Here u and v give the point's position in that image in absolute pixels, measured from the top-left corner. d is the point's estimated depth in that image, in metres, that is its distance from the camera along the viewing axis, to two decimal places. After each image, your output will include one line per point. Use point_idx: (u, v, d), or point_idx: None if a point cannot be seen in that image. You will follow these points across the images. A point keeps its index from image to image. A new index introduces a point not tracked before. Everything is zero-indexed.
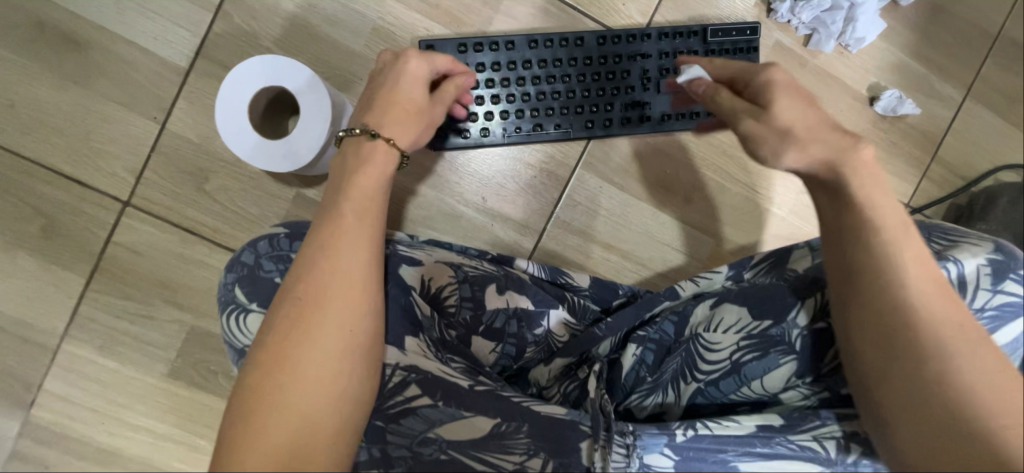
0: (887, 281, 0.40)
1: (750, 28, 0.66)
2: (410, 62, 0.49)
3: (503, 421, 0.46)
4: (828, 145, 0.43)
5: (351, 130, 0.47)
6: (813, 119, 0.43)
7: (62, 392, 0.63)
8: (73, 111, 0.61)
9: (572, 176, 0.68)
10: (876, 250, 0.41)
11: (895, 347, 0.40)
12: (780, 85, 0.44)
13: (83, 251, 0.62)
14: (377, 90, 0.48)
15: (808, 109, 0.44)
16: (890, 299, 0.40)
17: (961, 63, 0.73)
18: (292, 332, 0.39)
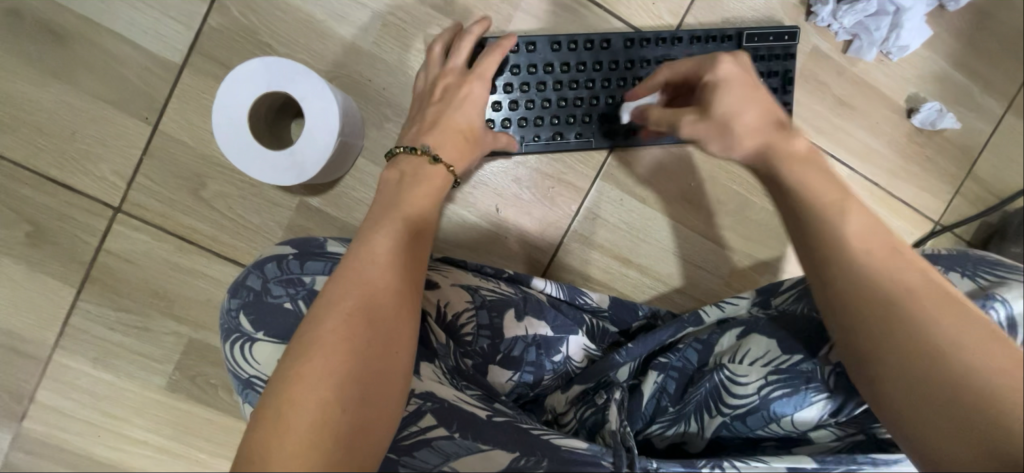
0: (863, 274, 0.36)
1: (788, 33, 0.62)
2: (471, 85, 0.54)
3: (522, 456, 0.43)
4: (764, 138, 0.44)
5: (412, 149, 0.50)
6: (759, 111, 0.45)
7: (55, 405, 0.60)
8: (58, 110, 0.56)
9: (592, 188, 0.65)
10: (840, 245, 0.37)
11: (901, 351, 0.34)
12: (728, 79, 0.45)
13: (73, 259, 0.58)
14: (440, 114, 0.53)
15: (756, 102, 0.45)
16: (877, 295, 0.35)
17: (1006, 74, 0.68)
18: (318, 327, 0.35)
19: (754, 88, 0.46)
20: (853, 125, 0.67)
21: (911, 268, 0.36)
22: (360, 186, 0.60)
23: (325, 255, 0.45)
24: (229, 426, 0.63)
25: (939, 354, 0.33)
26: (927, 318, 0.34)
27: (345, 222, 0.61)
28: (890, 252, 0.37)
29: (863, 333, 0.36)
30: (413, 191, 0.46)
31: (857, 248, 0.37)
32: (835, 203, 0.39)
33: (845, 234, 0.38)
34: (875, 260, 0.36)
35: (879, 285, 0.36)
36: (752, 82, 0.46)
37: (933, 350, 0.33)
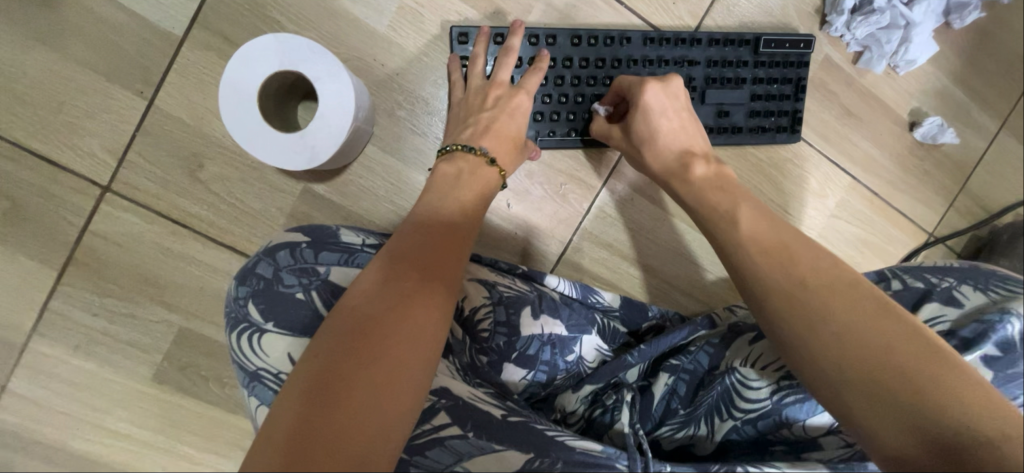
0: (774, 280, 0.42)
1: (805, 41, 0.63)
2: (519, 97, 0.54)
3: (537, 458, 0.41)
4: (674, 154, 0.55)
5: (470, 149, 0.51)
6: (676, 136, 0.55)
7: (29, 395, 0.56)
8: (43, 78, 0.52)
9: (604, 187, 0.64)
10: (742, 255, 0.45)
11: (830, 346, 0.38)
12: (655, 108, 0.54)
13: (55, 239, 0.54)
14: (493, 118, 0.53)
15: (675, 127, 0.55)
16: (793, 297, 0.40)
17: (1003, 94, 0.71)
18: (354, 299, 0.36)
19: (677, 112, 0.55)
20: (859, 136, 0.69)
21: (813, 267, 0.42)
22: (367, 174, 0.58)
23: (339, 245, 0.44)
24: (220, 420, 0.61)
25: (866, 344, 0.37)
26: (851, 314, 0.38)
27: (350, 211, 0.58)
28: (782, 252, 0.43)
29: (794, 334, 0.40)
30: (462, 187, 0.48)
31: (758, 258, 0.44)
32: (728, 215, 0.48)
33: (743, 242, 0.45)
34: (783, 266, 0.42)
35: (791, 286, 0.41)
36: (676, 106, 0.55)
37: (861, 342, 0.37)
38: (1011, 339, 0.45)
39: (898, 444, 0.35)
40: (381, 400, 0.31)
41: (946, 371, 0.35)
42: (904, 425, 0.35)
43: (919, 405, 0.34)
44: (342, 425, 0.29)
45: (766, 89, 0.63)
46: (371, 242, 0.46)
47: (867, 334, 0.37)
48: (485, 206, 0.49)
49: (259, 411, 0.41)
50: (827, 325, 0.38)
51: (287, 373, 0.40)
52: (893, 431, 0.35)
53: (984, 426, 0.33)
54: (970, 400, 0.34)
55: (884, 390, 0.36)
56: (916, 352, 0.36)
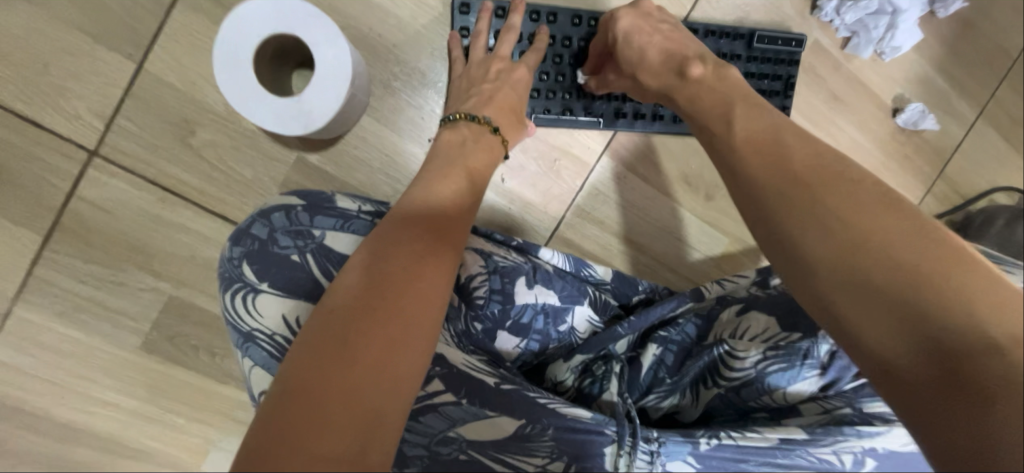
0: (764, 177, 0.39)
1: (796, 40, 0.64)
2: (520, 71, 0.55)
3: (529, 423, 0.43)
4: (662, 81, 0.51)
5: (473, 118, 0.51)
6: (658, 46, 0.52)
7: (15, 363, 0.55)
8: (26, 37, 0.51)
9: (597, 164, 0.65)
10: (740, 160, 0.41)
11: (833, 239, 0.34)
12: (627, 31, 0.53)
13: (41, 203, 0.53)
14: (495, 91, 0.53)
15: (656, 39, 0.53)
16: (791, 187, 0.37)
17: (981, 82, 0.73)
18: (366, 252, 0.38)
19: (653, 32, 0.53)
20: (844, 121, 0.70)
21: (808, 164, 0.38)
22: (361, 144, 0.58)
23: (335, 210, 0.44)
24: (211, 390, 0.61)
25: (872, 248, 0.33)
26: (864, 216, 0.34)
27: (344, 182, 0.58)
28: (775, 155, 0.39)
29: (792, 230, 0.36)
30: (472, 153, 0.49)
31: (771, 150, 0.40)
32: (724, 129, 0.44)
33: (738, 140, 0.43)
34: (773, 170, 0.39)
35: (787, 183, 0.37)
36: (651, 23, 0.54)
37: (866, 238, 0.33)
38: None
39: (889, 347, 0.30)
40: (375, 370, 0.31)
41: (970, 281, 0.30)
42: (898, 328, 0.30)
43: (928, 314, 0.29)
44: (335, 374, 0.30)
45: (757, 83, 0.64)
46: (367, 209, 0.45)
47: (879, 234, 0.33)
48: (489, 174, 0.50)
49: (252, 371, 0.41)
50: (826, 219, 0.35)
51: (281, 334, 0.40)
52: (883, 333, 0.31)
53: (992, 333, 0.28)
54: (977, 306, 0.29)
55: (884, 293, 0.31)
56: (935, 260, 0.31)
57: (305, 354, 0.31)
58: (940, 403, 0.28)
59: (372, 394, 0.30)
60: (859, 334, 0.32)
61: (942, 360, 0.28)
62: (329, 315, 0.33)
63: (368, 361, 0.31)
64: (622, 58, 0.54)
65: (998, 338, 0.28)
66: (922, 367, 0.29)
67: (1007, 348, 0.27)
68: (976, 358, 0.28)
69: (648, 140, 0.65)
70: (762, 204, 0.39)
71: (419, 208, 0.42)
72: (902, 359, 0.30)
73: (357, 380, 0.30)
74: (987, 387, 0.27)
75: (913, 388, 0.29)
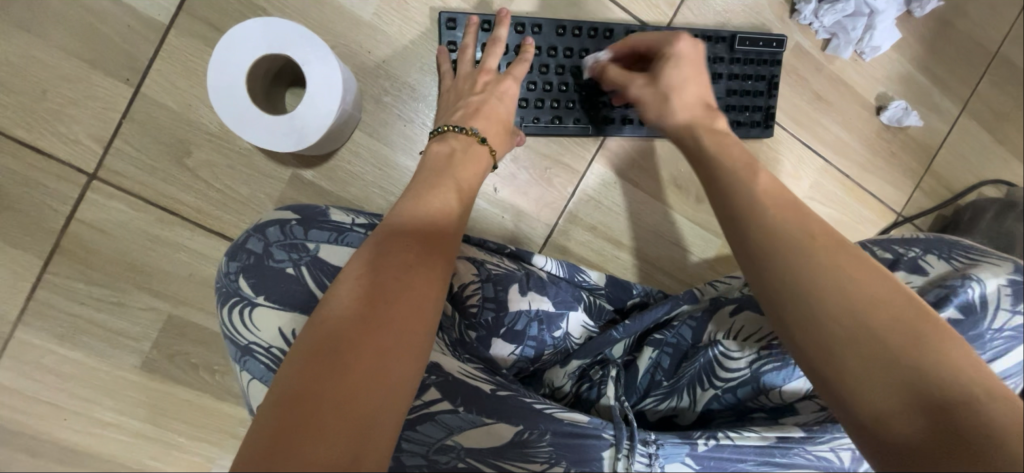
0: (775, 238, 0.38)
1: (777, 41, 0.66)
2: (507, 83, 0.56)
3: (526, 430, 0.44)
4: (693, 113, 0.52)
5: (460, 129, 0.53)
6: (698, 88, 0.54)
7: (17, 386, 0.56)
8: (26, 66, 0.52)
9: (588, 170, 0.66)
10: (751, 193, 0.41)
11: (840, 307, 0.35)
12: (682, 57, 0.54)
13: (41, 228, 0.54)
14: (483, 102, 0.54)
15: (699, 80, 0.54)
16: (796, 254, 0.37)
17: (962, 78, 0.74)
18: (347, 285, 0.37)
19: (699, 72, 0.54)
20: (829, 120, 0.72)
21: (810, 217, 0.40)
22: (355, 159, 0.59)
23: (329, 223, 0.45)
24: (211, 408, 0.61)
25: (871, 314, 0.34)
26: (863, 283, 0.36)
27: (339, 196, 0.59)
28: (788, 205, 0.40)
29: (796, 278, 0.37)
30: (462, 167, 0.50)
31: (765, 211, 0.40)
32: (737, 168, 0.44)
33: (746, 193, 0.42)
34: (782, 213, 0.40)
35: (791, 234, 0.38)
36: (703, 64, 0.55)
37: (863, 298, 0.35)
38: (971, 303, 0.46)
39: (888, 406, 0.32)
40: (362, 412, 0.30)
41: (954, 347, 0.33)
42: (891, 382, 0.32)
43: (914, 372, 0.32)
44: (323, 416, 0.29)
45: (741, 85, 0.65)
46: (361, 222, 0.46)
47: (876, 302, 0.35)
48: (478, 184, 0.51)
49: (251, 384, 0.41)
50: (832, 288, 0.35)
51: (277, 347, 0.41)
52: (868, 373, 0.33)
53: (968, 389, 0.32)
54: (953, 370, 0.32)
55: (883, 357, 0.33)
56: (925, 329, 0.34)
57: (304, 377, 0.31)
58: (941, 461, 0.30)
59: (366, 404, 0.31)
60: (848, 372, 0.34)
61: (930, 416, 0.31)
62: (312, 356, 0.32)
63: (364, 372, 0.32)
64: (663, 75, 0.53)
65: (977, 394, 0.31)
66: (922, 427, 0.31)
67: (984, 404, 0.31)
68: (964, 415, 0.31)
69: (636, 145, 0.66)
70: (765, 253, 0.38)
71: (409, 220, 0.42)
72: (900, 419, 0.32)
73: (333, 421, 0.29)
74: (977, 447, 0.30)
75: (902, 442, 0.31)
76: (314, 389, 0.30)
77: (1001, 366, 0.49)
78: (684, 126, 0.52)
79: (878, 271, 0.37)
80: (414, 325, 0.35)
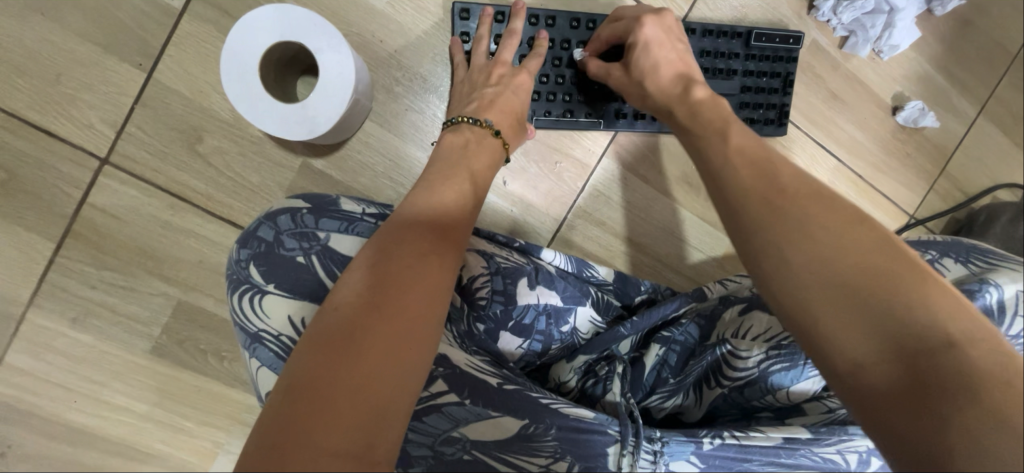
0: (749, 199, 0.36)
1: (794, 37, 0.65)
2: (522, 76, 0.56)
3: (532, 424, 0.44)
4: (667, 91, 0.50)
5: (474, 122, 0.52)
6: (671, 63, 0.52)
7: (28, 367, 0.56)
8: (40, 49, 0.52)
9: (598, 165, 0.65)
10: (723, 168, 0.39)
11: (818, 258, 0.33)
12: (648, 41, 0.52)
13: (54, 211, 0.54)
14: (496, 95, 0.54)
15: (671, 57, 0.52)
16: (773, 208, 0.35)
17: (981, 80, 0.73)
18: (353, 269, 0.38)
19: (670, 50, 0.53)
20: (844, 119, 0.71)
21: (791, 176, 0.37)
22: (365, 149, 0.59)
23: (340, 213, 0.45)
24: (218, 394, 0.61)
25: (851, 263, 0.32)
26: (843, 232, 0.34)
27: (348, 186, 0.59)
28: (760, 165, 0.38)
29: (776, 246, 0.34)
30: (473, 156, 0.50)
31: (742, 175, 0.38)
32: (711, 135, 0.43)
33: (725, 155, 0.40)
34: (754, 180, 0.37)
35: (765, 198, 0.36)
36: (672, 41, 0.53)
37: (852, 261, 0.32)
38: (990, 308, 0.46)
39: (865, 354, 0.31)
40: (355, 388, 0.30)
41: (945, 300, 0.31)
42: (881, 347, 0.30)
43: (904, 335, 0.30)
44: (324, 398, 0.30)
45: (756, 82, 0.64)
46: (372, 211, 0.46)
47: (856, 249, 0.33)
48: (491, 176, 0.51)
49: (259, 371, 0.42)
50: (807, 245, 0.33)
51: (287, 335, 0.41)
52: (858, 341, 0.31)
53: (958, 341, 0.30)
54: (944, 324, 0.30)
55: (866, 310, 0.31)
56: (918, 286, 0.31)
57: (311, 361, 0.31)
58: (923, 417, 0.29)
59: (378, 391, 0.31)
60: (836, 341, 0.31)
61: (919, 379, 0.29)
62: (317, 341, 0.33)
63: (376, 355, 0.32)
64: (632, 63, 0.53)
65: (955, 338, 0.30)
66: (898, 373, 0.30)
67: (963, 348, 0.29)
68: (942, 362, 0.29)
69: (647, 140, 0.66)
70: (744, 225, 0.36)
71: (423, 207, 0.43)
72: (877, 371, 0.30)
73: (330, 400, 0.30)
74: (953, 391, 0.29)
75: (892, 408, 0.30)
76: (317, 373, 0.31)
77: None
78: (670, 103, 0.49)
79: (871, 231, 0.34)
80: (422, 306, 0.36)
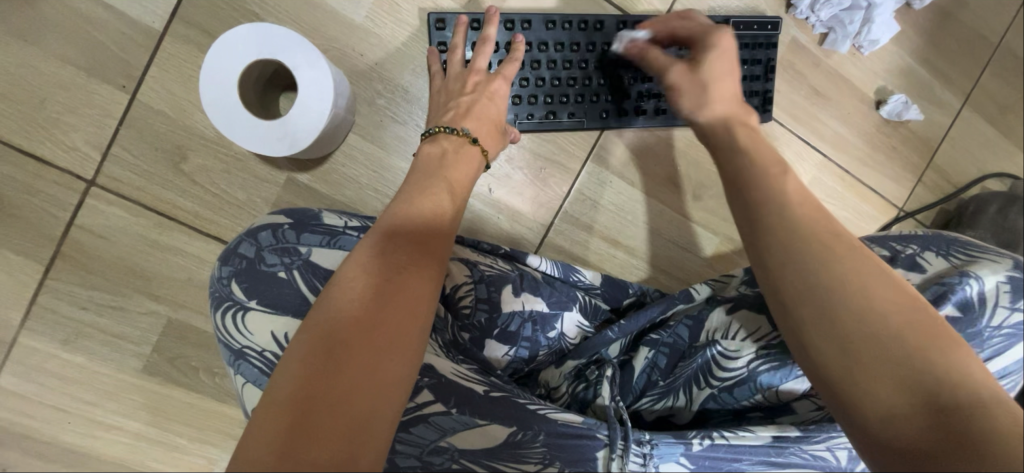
0: (795, 219, 0.37)
1: (771, 23, 0.65)
2: (496, 83, 0.56)
3: (519, 430, 0.44)
4: (726, 108, 0.46)
5: (451, 131, 0.53)
6: (728, 80, 0.46)
7: (20, 390, 0.57)
8: (25, 75, 0.53)
9: (582, 170, 0.66)
10: (769, 185, 0.38)
11: (859, 318, 0.34)
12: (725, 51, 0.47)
13: (42, 234, 0.55)
14: (472, 103, 0.54)
15: (729, 71, 0.47)
16: (813, 238, 0.36)
17: (964, 71, 0.73)
18: (337, 291, 0.37)
19: (731, 65, 0.47)
20: (828, 115, 0.71)
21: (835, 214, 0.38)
22: (349, 162, 0.59)
23: (321, 227, 0.46)
24: (211, 410, 0.61)
25: (886, 326, 0.34)
26: (877, 296, 0.35)
27: (333, 199, 0.60)
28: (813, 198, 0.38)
29: (811, 276, 0.35)
30: (453, 166, 0.50)
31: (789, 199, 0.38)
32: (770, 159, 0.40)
33: (783, 180, 0.38)
34: (800, 204, 0.37)
35: (809, 223, 0.37)
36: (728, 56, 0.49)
37: (874, 303, 0.34)
38: (969, 301, 0.46)
39: (896, 412, 0.33)
40: (365, 419, 0.31)
41: (961, 352, 0.34)
42: (902, 393, 0.33)
43: (927, 384, 0.33)
44: (328, 432, 0.29)
45: None
46: (353, 225, 0.47)
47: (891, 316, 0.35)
48: (471, 184, 0.51)
49: (245, 388, 0.42)
50: (845, 282, 0.35)
51: (271, 351, 0.41)
52: (886, 390, 0.33)
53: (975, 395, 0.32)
54: (963, 376, 0.33)
55: (888, 355, 0.33)
56: (935, 336, 0.34)
57: (308, 393, 0.31)
58: (939, 461, 0.31)
59: (381, 416, 0.31)
60: (863, 389, 0.34)
61: (940, 428, 0.32)
62: (308, 371, 0.32)
63: (371, 375, 0.32)
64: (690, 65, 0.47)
65: (977, 396, 0.32)
66: (925, 429, 0.32)
67: (981, 404, 0.32)
68: (963, 415, 0.32)
69: (630, 140, 0.66)
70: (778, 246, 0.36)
71: (411, 222, 0.43)
72: (900, 417, 0.33)
73: (336, 434, 0.29)
74: (980, 447, 0.31)
75: (912, 451, 0.32)
76: (316, 406, 0.30)
77: (1001, 364, 0.48)
78: (717, 121, 0.45)
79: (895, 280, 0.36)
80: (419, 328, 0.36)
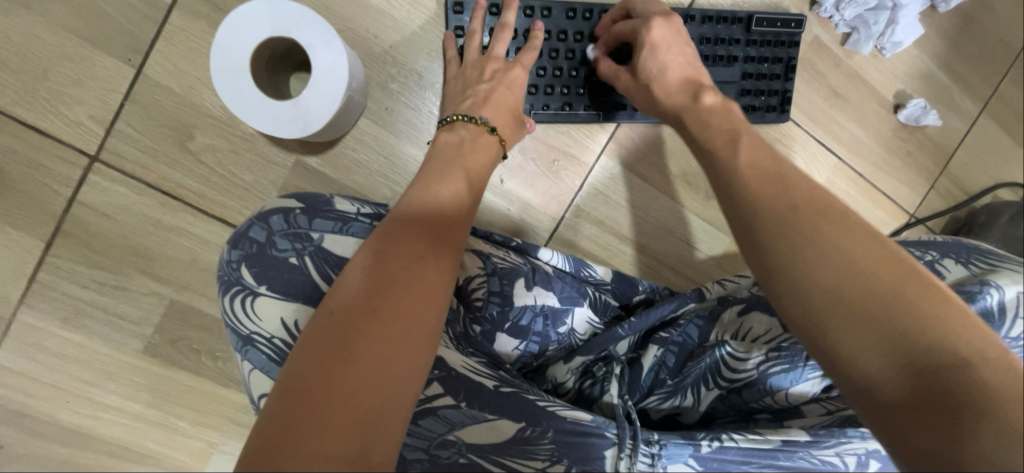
0: (761, 203, 0.38)
1: (795, 21, 0.64)
2: (515, 71, 0.55)
3: (528, 426, 0.43)
4: (676, 99, 0.51)
5: (470, 119, 0.51)
6: (680, 69, 0.53)
7: (18, 367, 0.56)
8: (27, 44, 0.51)
9: (596, 164, 0.65)
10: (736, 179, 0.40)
11: (842, 288, 0.33)
12: (655, 44, 0.53)
13: (42, 209, 0.53)
14: (490, 91, 0.53)
15: (677, 61, 0.53)
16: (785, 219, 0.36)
17: (984, 77, 0.72)
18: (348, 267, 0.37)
19: (679, 52, 0.53)
20: (845, 118, 0.70)
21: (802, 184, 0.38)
22: (360, 147, 0.58)
23: (334, 213, 0.45)
24: (213, 394, 0.61)
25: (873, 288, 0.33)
26: (862, 259, 0.34)
27: (343, 185, 0.58)
28: (774, 176, 0.39)
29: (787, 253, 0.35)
30: (471, 154, 0.49)
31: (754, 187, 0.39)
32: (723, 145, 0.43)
33: (736, 167, 0.41)
34: (760, 187, 0.39)
35: (777, 203, 0.37)
36: (680, 43, 0.54)
37: (858, 272, 0.33)
38: (990, 310, 0.45)
39: (882, 375, 0.32)
40: (357, 383, 0.30)
41: (955, 314, 0.32)
42: (889, 358, 0.32)
43: (916, 347, 0.31)
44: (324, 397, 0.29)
45: (757, 68, 0.63)
46: (366, 211, 0.46)
47: (874, 276, 0.33)
48: (488, 174, 0.50)
49: (252, 374, 0.41)
50: (816, 251, 0.34)
51: (280, 338, 0.40)
52: (871, 357, 0.32)
53: (970, 355, 0.31)
54: (957, 339, 0.31)
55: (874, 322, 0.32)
56: (927, 299, 0.32)
57: (308, 364, 0.31)
58: (922, 421, 0.30)
59: (371, 381, 0.30)
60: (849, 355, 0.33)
61: (928, 390, 0.31)
62: (314, 340, 0.32)
63: (370, 346, 0.32)
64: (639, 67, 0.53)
65: (968, 356, 0.31)
66: (911, 390, 0.31)
67: (975, 365, 0.30)
68: (953, 376, 0.30)
69: (645, 135, 0.65)
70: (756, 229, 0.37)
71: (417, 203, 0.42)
72: (886, 383, 0.32)
73: (328, 398, 0.29)
74: (975, 410, 0.29)
75: (900, 414, 0.31)
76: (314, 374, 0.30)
77: None
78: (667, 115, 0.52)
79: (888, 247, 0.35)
80: (415, 297, 0.35)
